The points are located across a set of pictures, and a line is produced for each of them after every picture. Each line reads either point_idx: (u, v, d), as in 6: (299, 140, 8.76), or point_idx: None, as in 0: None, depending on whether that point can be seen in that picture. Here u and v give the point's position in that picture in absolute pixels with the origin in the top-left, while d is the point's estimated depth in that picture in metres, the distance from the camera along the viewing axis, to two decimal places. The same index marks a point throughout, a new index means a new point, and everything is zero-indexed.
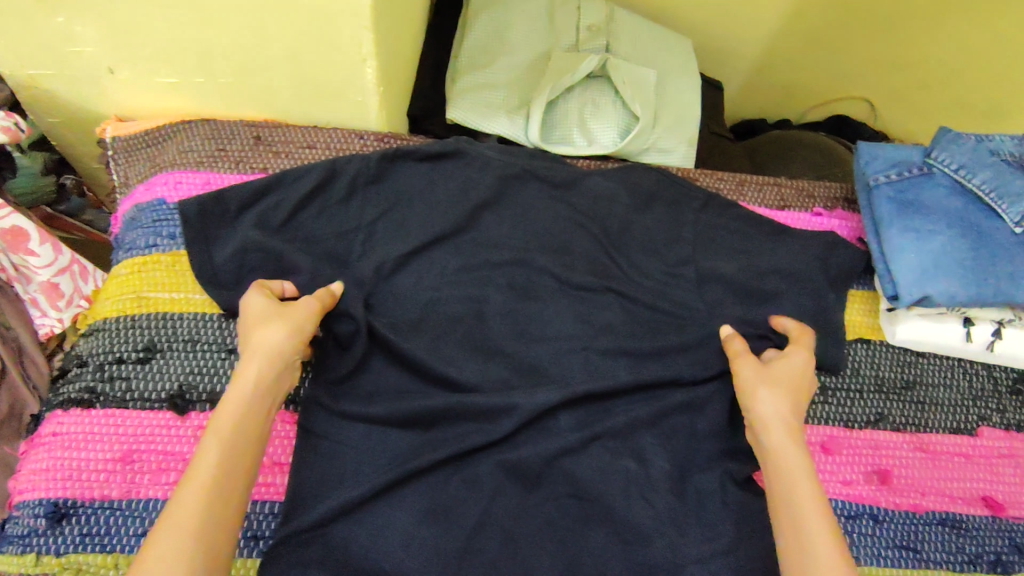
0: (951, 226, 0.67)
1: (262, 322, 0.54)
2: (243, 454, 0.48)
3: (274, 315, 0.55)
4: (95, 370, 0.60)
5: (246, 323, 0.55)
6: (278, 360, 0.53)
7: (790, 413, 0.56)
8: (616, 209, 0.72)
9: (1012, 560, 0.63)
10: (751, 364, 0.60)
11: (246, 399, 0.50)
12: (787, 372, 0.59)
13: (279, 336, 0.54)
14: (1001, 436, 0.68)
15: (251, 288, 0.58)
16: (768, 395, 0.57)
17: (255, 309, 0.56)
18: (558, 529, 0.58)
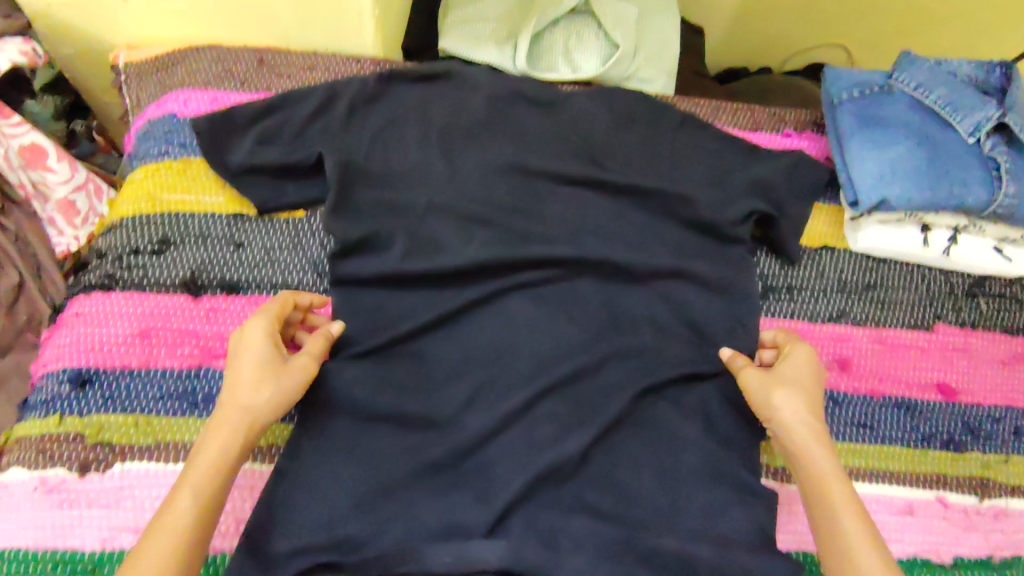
0: (909, 137, 0.72)
1: (253, 379, 0.54)
2: (210, 508, 0.49)
3: (270, 373, 0.54)
4: (114, 260, 0.64)
5: (239, 364, 0.54)
6: (254, 421, 0.53)
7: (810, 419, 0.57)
8: (599, 125, 0.76)
9: (964, 440, 0.68)
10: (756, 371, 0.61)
11: (217, 454, 0.51)
12: (797, 377, 0.60)
13: (257, 392, 0.53)
14: (955, 332, 0.73)
15: (262, 316, 0.56)
16: (786, 396, 0.58)
17: (257, 350, 0.55)
18: (547, 406, 0.62)
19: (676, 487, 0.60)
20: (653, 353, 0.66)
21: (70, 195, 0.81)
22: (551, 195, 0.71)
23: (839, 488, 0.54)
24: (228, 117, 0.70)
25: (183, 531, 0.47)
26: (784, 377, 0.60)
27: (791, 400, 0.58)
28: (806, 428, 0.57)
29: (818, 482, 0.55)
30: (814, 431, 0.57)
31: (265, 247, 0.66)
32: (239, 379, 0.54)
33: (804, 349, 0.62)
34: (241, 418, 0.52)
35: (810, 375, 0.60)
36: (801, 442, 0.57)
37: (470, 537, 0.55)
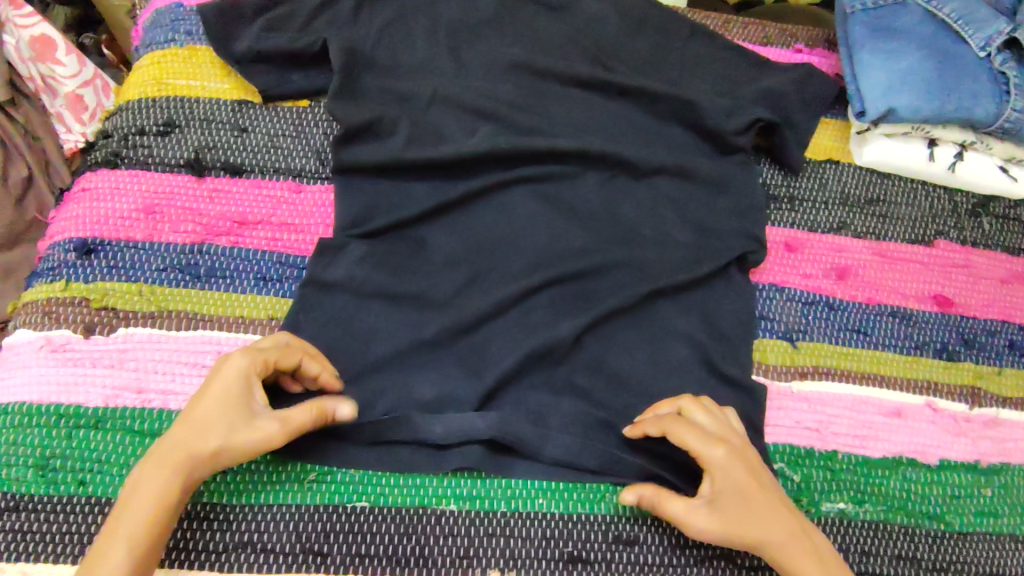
0: (919, 48, 0.71)
1: (212, 425, 0.47)
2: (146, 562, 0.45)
3: (236, 419, 0.48)
4: (120, 139, 0.65)
5: (202, 403, 0.48)
6: (195, 469, 0.47)
7: (775, 530, 0.50)
8: (607, 30, 0.76)
9: (958, 350, 0.68)
10: (678, 506, 0.52)
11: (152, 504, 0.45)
12: (735, 490, 0.51)
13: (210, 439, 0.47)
14: (957, 249, 0.73)
15: (241, 355, 0.50)
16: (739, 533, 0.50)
17: (223, 391, 0.48)
18: (543, 292, 0.62)
19: (667, 376, 0.61)
20: (654, 247, 0.66)
21: (77, 89, 0.80)
22: (557, 96, 0.72)
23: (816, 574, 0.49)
24: (236, 6, 0.70)
25: None
26: (720, 501, 0.51)
27: (748, 524, 0.50)
28: (774, 539, 0.50)
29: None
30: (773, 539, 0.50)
31: (269, 133, 0.67)
32: (192, 421, 0.48)
33: (719, 453, 0.51)
34: (184, 461, 0.47)
35: (745, 474, 0.51)
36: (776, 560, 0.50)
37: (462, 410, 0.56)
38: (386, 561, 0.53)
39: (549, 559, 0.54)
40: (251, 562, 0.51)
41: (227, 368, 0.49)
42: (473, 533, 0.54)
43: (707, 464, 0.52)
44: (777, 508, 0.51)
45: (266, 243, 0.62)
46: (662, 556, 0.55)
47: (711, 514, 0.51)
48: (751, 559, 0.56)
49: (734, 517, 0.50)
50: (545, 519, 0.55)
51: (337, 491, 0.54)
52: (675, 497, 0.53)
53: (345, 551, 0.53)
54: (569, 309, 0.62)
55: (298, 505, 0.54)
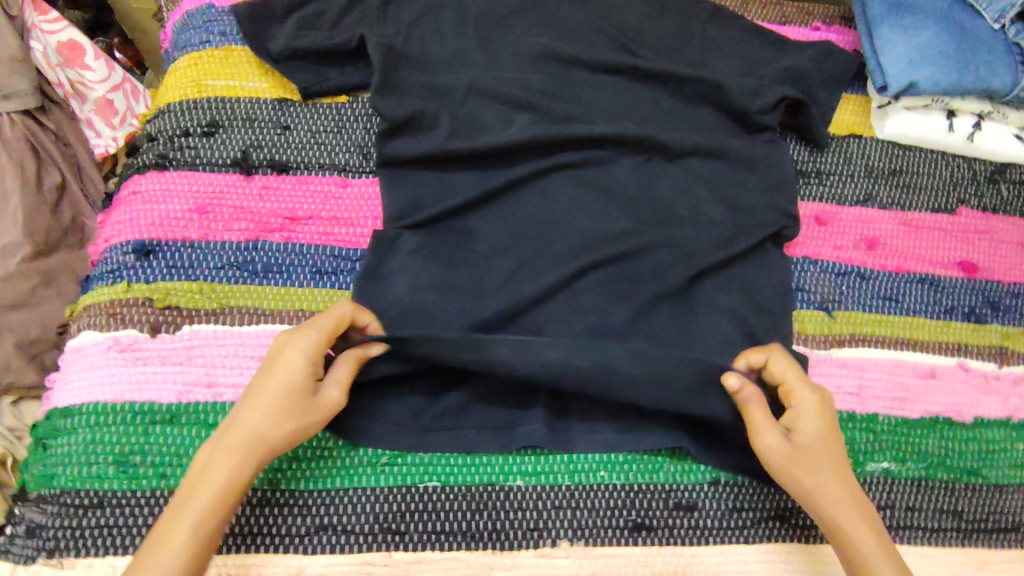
0: (936, 22, 0.74)
1: (279, 405, 0.49)
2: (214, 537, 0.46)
3: (301, 400, 0.50)
4: (166, 142, 0.66)
5: (270, 384, 0.50)
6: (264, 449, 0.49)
7: (837, 483, 0.53)
8: (630, 16, 0.77)
9: (985, 312, 0.71)
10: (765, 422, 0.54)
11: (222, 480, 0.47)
12: (816, 436, 0.53)
13: (271, 423, 0.49)
14: (978, 215, 0.75)
15: (304, 335, 0.51)
16: (807, 471, 0.53)
17: (291, 373, 0.50)
18: (590, 272, 0.64)
19: (714, 349, 0.63)
20: (692, 225, 0.68)
21: (108, 93, 0.82)
22: (587, 82, 0.73)
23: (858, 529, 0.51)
24: (270, 6, 0.71)
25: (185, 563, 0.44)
26: (799, 443, 0.53)
27: (816, 470, 0.53)
28: (834, 498, 0.52)
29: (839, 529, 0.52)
30: (833, 487, 0.52)
31: (311, 130, 0.68)
32: (259, 403, 0.49)
33: (811, 396, 0.54)
34: (252, 444, 0.48)
35: (824, 424, 0.54)
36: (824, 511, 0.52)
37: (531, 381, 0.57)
38: (461, 537, 0.55)
39: (615, 528, 0.57)
40: (334, 543, 0.54)
41: (294, 351, 0.50)
42: (542, 506, 0.57)
43: (795, 407, 0.54)
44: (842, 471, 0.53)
45: (318, 237, 0.64)
46: (721, 519, 0.58)
47: (789, 443, 0.53)
48: (805, 518, 0.59)
49: (808, 462, 0.53)
50: (608, 490, 0.58)
51: (408, 473, 0.56)
52: (764, 408, 0.54)
53: (421, 529, 0.55)
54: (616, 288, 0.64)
55: (372, 487, 0.56)
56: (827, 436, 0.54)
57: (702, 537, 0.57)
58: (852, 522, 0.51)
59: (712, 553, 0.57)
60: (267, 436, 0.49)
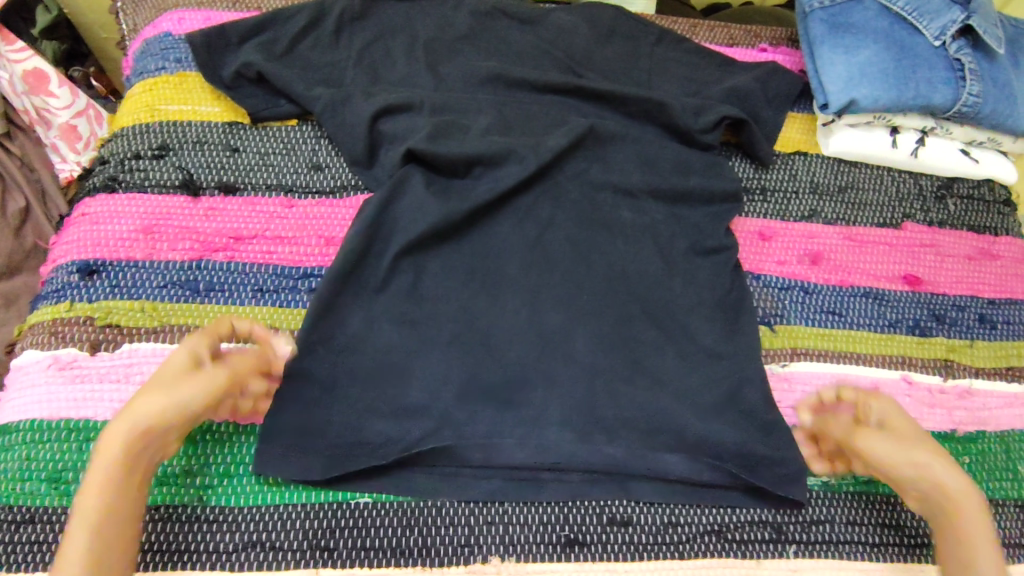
0: (876, 41, 0.75)
1: (167, 383, 0.50)
2: (123, 505, 0.47)
3: (183, 378, 0.51)
4: (116, 165, 0.68)
5: (161, 373, 0.51)
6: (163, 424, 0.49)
7: (931, 456, 0.54)
8: (578, 39, 0.79)
9: (930, 326, 0.71)
10: (885, 437, 0.55)
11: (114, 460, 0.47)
12: (899, 426, 0.57)
13: (140, 429, 0.48)
14: (924, 229, 0.76)
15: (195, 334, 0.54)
16: (902, 449, 0.54)
17: (179, 363, 0.51)
18: (531, 289, 0.64)
19: (657, 363, 0.63)
20: (636, 240, 0.68)
21: (71, 119, 0.83)
22: (536, 103, 0.75)
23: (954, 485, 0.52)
24: (223, 33, 0.72)
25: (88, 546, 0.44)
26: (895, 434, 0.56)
27: (910, 450, 0.54)
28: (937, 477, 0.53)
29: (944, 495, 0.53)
30: (931, 447, 0.55)
31: (259, 152, 0.70)
32: (154, 381, 0.50)
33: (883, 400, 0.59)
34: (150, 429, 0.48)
35: (903, 424, 0.57)
36: (944, 480, 0.53)
37: (464, 401, 0.59)
38: (391, 553, 0.55)
39: (548, 543, 0.57)
40: (262, 560, 0.54)
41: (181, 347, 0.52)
42: (473, 522, 0.57)
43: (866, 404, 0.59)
44: (976, 504, 0.52)
45: (261, 256, 0.65)
46: (656, 534, 0.59)
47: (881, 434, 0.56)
48: (740, 533, 0.60)
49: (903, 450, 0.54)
50: (541, 505, 0.58)
51: (340, 490, 0.57)
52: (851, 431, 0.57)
53: (351, 545, 0.55)
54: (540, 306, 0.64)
55: (304, 503, 0.56)
56: (910, 430, 0.57)
57: (636, 552, 0.58)
58: (963, 504, 0.52)
59: (644, 569, 0.57)
60: (141, 434, 0.48)
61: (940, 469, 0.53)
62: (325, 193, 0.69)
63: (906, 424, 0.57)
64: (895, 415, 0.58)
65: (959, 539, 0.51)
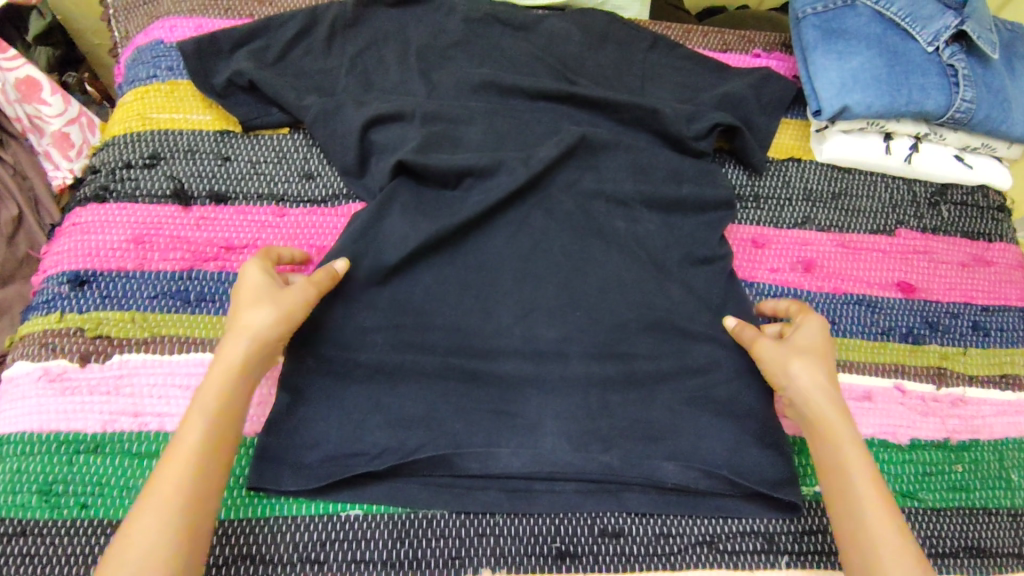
0: (869, 47, 0.75)
1: (255, 300, 0.55)
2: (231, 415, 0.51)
3: (269, 295, 0.55)
4: (107, 174, 0.67)
5: (242, 294, 0.56)
6: (258, 339, 0.53)
7: (817, 374, 0.57)
8: (571, 45, 0.79)
9: (923, 333, 0.71)
10: (779, 348, 0.59)
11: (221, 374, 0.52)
12: (811, 342, 0.60)
13: (252, 338, 0.53)
14: (918, 235, 0.76)
15: (253, 258, 0.58)
16: (801, 368, 0.57)
17: (255, 282, 0.56)
18: (523, 299, 0.64)
19: (649, 373, 0.63)
20: (627, 249, 0.68)
21: (63, 127, 0.82)
22: (531, 110, 0.74)
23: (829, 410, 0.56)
24: (214, 40, 0.72)
25: (196, 448, 0.49)
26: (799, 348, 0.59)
27: (807, 369, 0.57)
28: (821, 401, 0.56)
29: (824, 420, 0.56)
30: (824, 366, 0.58)
31: (251, 161, 0.70)
32: (242, 302, 0.55)
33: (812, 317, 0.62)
34: (254, 342, 0.53)
35: (820, 341, 0.60)
36: (824, 409, 0.56)
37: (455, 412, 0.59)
38: (382, 566, 0.56)
39: (539, 555, 0.57)
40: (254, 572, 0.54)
41: (250, 269, 0.57)
42: (464, 534, 0.57)
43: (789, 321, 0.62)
44: (849, 431, 0.55)
45: None
46: (647, 546, 0.59)
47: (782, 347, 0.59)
48: (732, 543, 0.60)
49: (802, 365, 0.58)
50: (532, 517, 0.58)
51: (331, 502, 0.57)
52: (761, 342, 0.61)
53: (343, 558, 0.56)
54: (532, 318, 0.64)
55: (295, 515, 0.56)
56: (825, 350, 0.60)
57: (626, 564, 0.58)
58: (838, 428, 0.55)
59: None
60: (249, 350, 0.53)
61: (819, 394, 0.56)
62: (317, 202, 0.69)
63: (817, 340, 0.60)
64: (812, 335, 0.60)
65: (828, 442, 0.55)
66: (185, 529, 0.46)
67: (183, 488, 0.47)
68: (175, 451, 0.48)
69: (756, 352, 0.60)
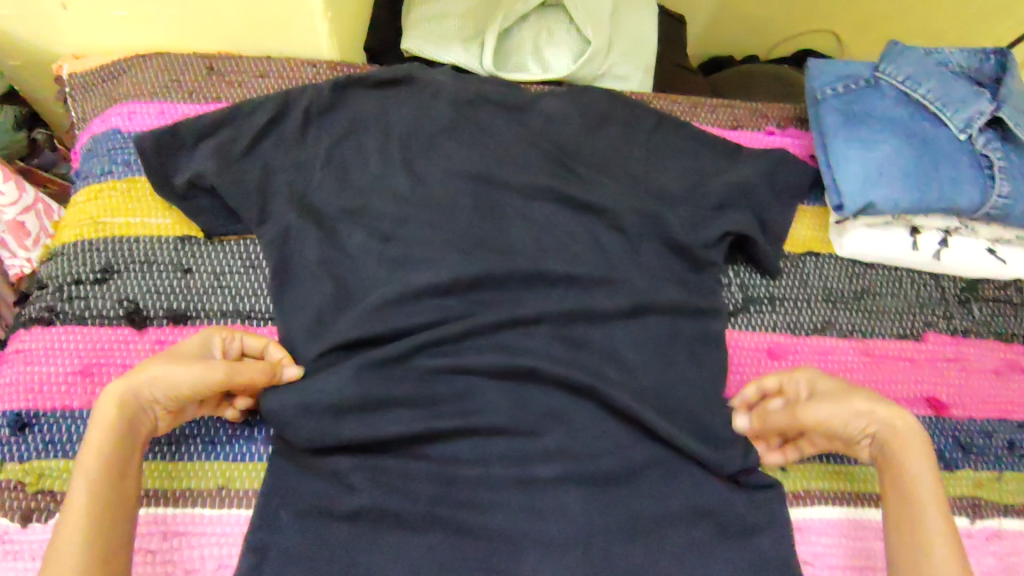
0: (895, 133, 0.68)
1: (164, 355, 0.53)
2: (123, 474, 0.48)
3: (180, 354, 0.53)
4: (54, 291, 0.61)
5: (164, 357, 0.54)
6: (158, 390, 0.51)
7: (873, 399, 0.57)
8: (569, 128, 0.72)
9: (955, 458, 0.65)
10: (829, 378, 0.60)
11: (121, 428, 0.49)
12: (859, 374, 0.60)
13: (160, 390, 0.51)
14: (947, 340, 0.70)
15: (208, 329, 0.58)
16: (863, 395, 0.58)
17: (179, 346, 0.55)
18: (516, 437, 0.59)
19: (656, 519, 0.57)
20: (627, 377, 0.62)
21: (19, 216, 0.75)
22: (526, 210, 0.68)
23: (899, 437, 0.55)
24: (176, 133, 0.65)
25: (87, 505, 0.45)
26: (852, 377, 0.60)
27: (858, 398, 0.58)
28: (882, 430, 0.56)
29: (889, 450, 0.56)
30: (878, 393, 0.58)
31: (214, 272, 0.64)
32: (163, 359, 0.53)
33: None
34: (153, 392, 0.51)
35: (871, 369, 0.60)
36: (888, 440, 0.56)
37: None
38: None
39: None
40: None
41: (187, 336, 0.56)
42: None
43: None
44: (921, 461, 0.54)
45: None
46: None
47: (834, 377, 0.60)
48: None
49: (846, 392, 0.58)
50: None
51: None
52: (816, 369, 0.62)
53: None
54: (526, 458, 0.58)
55: None
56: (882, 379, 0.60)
57: None
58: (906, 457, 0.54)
59: None
60: (151, 399, 0.50)
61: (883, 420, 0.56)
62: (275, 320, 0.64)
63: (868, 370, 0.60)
64: None
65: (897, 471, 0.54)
66: None
67: (71, 553, 0.43)
68: (64, 511, 0.44)
69: (811, 385, 0.61)
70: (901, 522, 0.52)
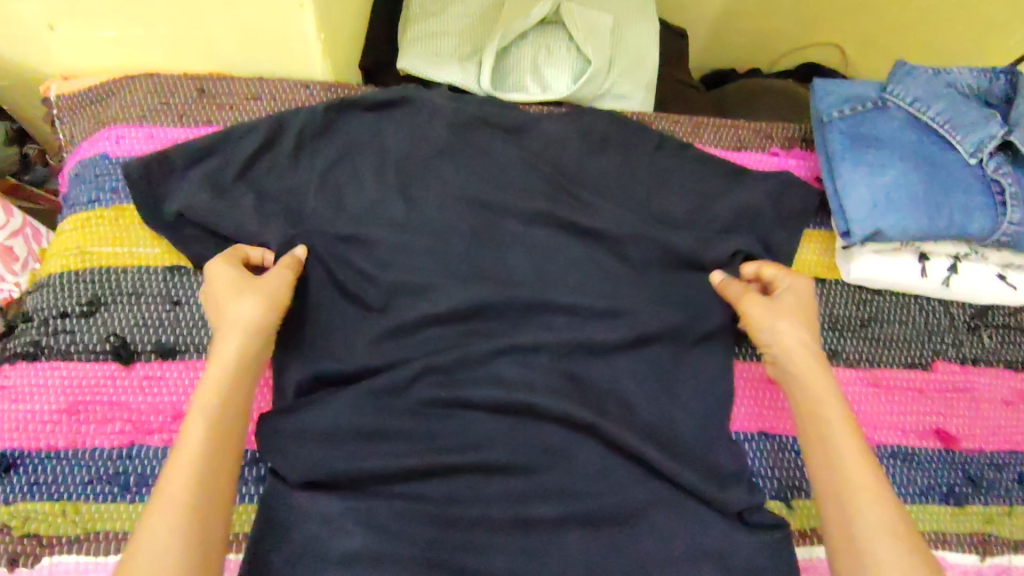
0: (904, 158, 0.66)
1: (230, 295, 0.55)
2: (233, 415, 0.50)
3: (249, 286, 0.56)
4: (40, 325, 0.60)
5: (217, 293, 0.56)
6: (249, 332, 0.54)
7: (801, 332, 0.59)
8: (569, 151, 0.70)
9: (965, 492, 0.64)
10: (765, 304, 0.61)
11: (221, 371, 0.52)
12: (796, 301, 0.62)
13: (245, 332, 0.54)
14: (956, 369, 0.68)
15: (219, 256, 0.58)
16: (789, 326, 0.59)
17: (227, 278, 0.56)
18: (515, 473, 0.57)
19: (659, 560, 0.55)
20: (628, 409, 0.61)
21: (6, 240, 0.71)
22: (526, 235, 0.66)
23: (813, 369, 0.57)
24: (165, 160, 0.63)
25: (203, 446, 0.48)
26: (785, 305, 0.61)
27: (786, 328, 0.59)
28: (804, 362, 0.58)
29: (806, 384, 0.57)
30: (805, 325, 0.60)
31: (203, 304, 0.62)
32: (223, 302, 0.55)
33: (798, 277, 0.63)
34: (250, 334, 0.54)
35: (803, 300, 0.62)
36: (806, 373, 0.57)
37: None
38: None
39: None
40: None
41: (217, 268, 0.57)
42: None
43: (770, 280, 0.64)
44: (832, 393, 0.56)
45: None
46: None
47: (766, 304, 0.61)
48: None
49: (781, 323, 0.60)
50: None
51: None
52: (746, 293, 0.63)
53: None
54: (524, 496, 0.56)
55: None
56: (811, 312, 0.62)
57: None
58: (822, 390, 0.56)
59: None
60: (239, 347, 0.53)
61: (807, 356, 0.58)
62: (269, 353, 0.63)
63: (801, 299, 0.62)
64: (799, 295, 0.62)
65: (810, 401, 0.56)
66: (198, 537, 0.44)
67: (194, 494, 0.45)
68: (179, 452, 0.47)
69: (743, 310, 0.61)
70: (814, 451, 0.54)
